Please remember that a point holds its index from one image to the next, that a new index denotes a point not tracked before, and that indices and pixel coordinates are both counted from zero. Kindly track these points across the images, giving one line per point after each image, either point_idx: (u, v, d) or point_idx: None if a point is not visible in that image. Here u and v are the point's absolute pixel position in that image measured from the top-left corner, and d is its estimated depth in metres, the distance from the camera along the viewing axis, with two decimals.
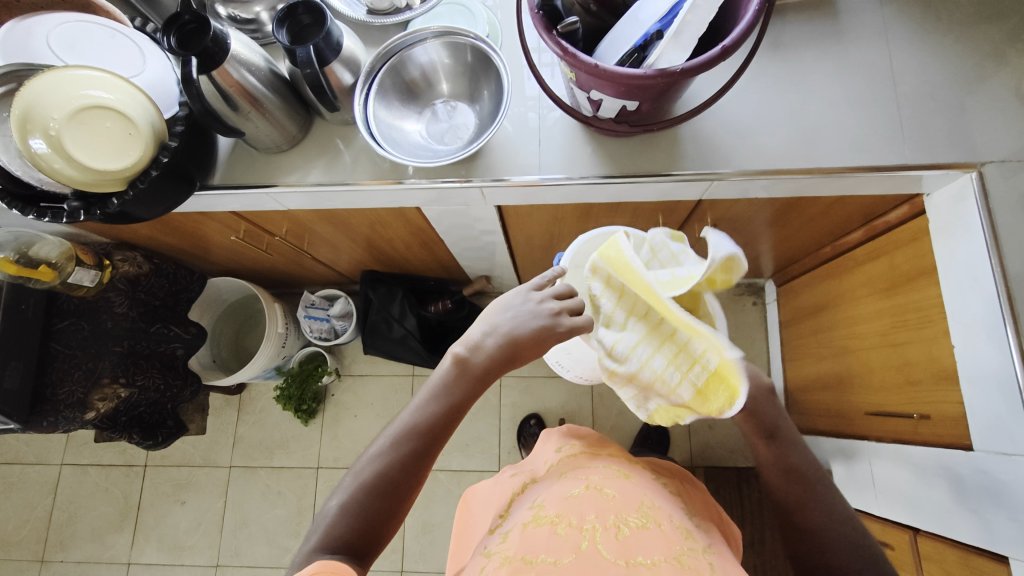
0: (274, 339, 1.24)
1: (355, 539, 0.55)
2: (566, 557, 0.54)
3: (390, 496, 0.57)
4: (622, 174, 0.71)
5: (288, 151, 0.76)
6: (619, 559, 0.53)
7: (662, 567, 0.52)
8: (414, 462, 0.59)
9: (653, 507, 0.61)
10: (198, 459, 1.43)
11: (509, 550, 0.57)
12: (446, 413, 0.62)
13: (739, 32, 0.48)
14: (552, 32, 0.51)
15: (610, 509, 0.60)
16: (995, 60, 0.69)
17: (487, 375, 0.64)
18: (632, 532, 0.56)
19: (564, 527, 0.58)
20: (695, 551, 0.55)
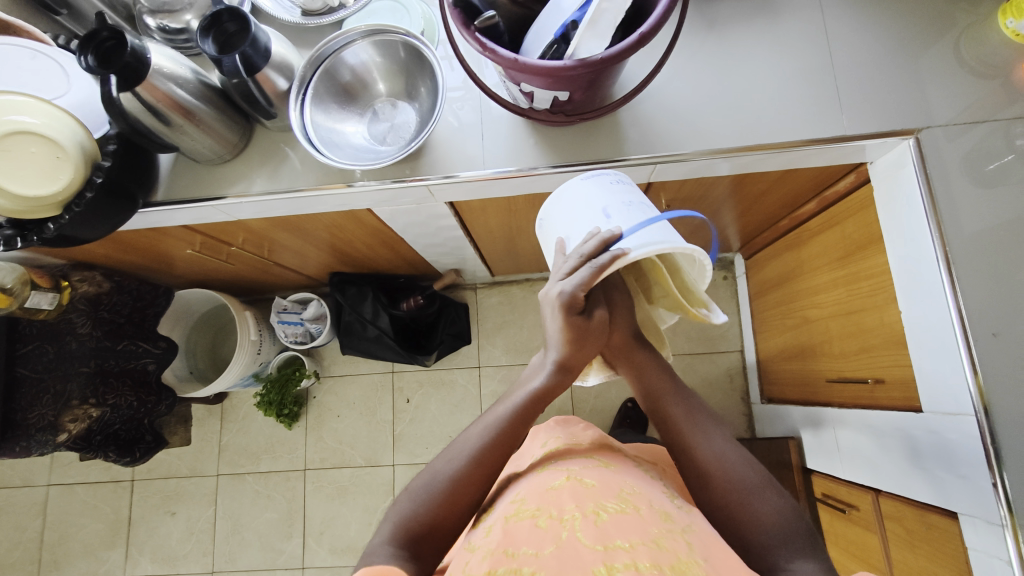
0: (248, 348, 1.23)
1: (420, 531, 0.60)
2: (547, 548, 0.55)
3: (460, 492, 0.62)
4: (565, 164, 0.71)
5: (231, 160, 0.75)
6: (597, 544, 0.54)
7: (640, 552, 0.53)
8: (489, 470, 0.64)
9: (633, 491, 0.62)
10: (185, 469, 1.43)
11: (492, 543, 0.58)
12: (521, 419, 0.68)
13: (656, 18, 0.49)
14: (470, 28, 0.51)
15: (590, 496, 0.61)
16: (927, 25, 0.70)
17: (549, 391, 0.70)
18: (611, 517, 0.58)
19: (545, 519, 0.59)
20: (674, 532, 0.57)
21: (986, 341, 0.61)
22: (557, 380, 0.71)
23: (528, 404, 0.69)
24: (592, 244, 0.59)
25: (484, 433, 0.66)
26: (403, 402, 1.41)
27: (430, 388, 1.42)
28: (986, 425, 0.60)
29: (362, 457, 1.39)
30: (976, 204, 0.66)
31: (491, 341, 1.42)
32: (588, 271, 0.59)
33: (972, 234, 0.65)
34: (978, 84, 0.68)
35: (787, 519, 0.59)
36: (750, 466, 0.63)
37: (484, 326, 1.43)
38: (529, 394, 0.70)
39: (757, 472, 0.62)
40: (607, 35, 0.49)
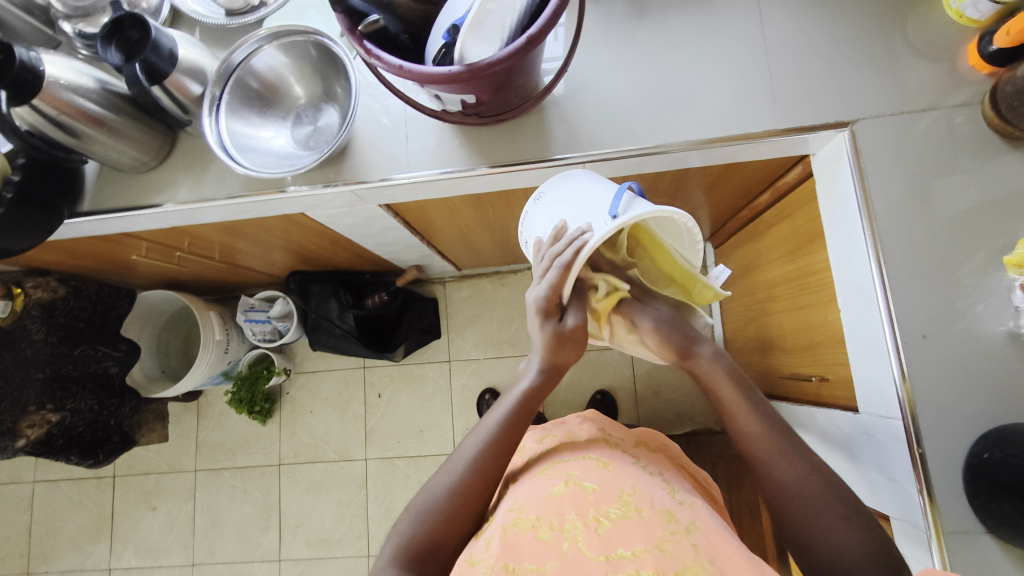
0: (212, 348, 1.24)
1: (426, 553, 0.61)
2: (550, 562, 0.56)
3: (461, 509, 0.63)
4: (489, 165, 0.69)
5: (156, 168, 0.74)
6: (600, 556, 0.55)
7: (643, 560, 0.54)
8: (488, 478, 0.65)
9: (634, 493, 0.63)
10: (164, 465, 1.46)
11: (491, 557, 0.58)
12: (513, 425, 0.67)
13: (545, 19, 0.46)
14: (354, 33, 0.48)
15: (591, 503, 0.62)
16: (869, 8, 0.66)
17: (540, 392, 0.69)
18: (613, 525, 0.59)
19: (546, 531, 0.59)
20: (678, 534, 0.57)
21: (915, 343, 0.59)
22: (543, 382, 0.69)
23: (523, 409, 0.68)
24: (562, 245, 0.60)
25: (479, 444, 0.66)
26: (374, 397, 1.42)
27: (401, 383, 1.42)
28: (911, 429, 0.58)
29: (335, 452, 1.41)
30: (913, 198, 0.62)
31: (461, 335, 1.41)
32: (555, 275, 0.61)
33: (906, 230, 0.62)
34: (919, 71, 0.64)
35: (838, 499, 0.56)
36: (790, 462, 0.59)
37: (453, 320, 1.42)
38: (521, 398, 0.69)
39: (836, 499, 0.56)
40: (494, 40, 0.47)
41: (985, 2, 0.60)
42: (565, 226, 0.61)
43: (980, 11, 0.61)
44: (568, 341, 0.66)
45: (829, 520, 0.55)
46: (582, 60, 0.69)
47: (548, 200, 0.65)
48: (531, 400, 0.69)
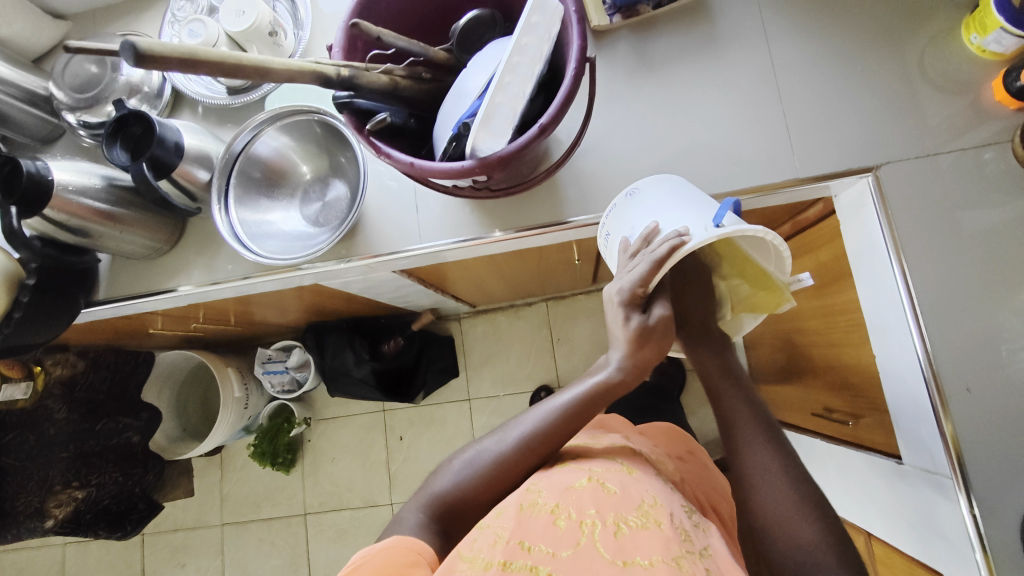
0: (233, 406, 1.23)
1: (451, 508, 0.60)
2: (563, 550, 0.52)
3: (499, 479, 0.61)
4: (504, 231, 0.67)
5: (169, 252, 0.73)
6: (615, 559, 0.51)
7: (658, 568, 0.50)
8: (532, 461, 0.60)
9: (656, 503, 0.58)
10: (191, 520, 1.46)
11: (505, 527, 0.54)
12: (571, 420, 0.60)
13: (556, 106, 0.46)
14: (363, 132, 0.48)
15: (611, 504, 0.57)
16: (883, 47, 0.64)
17: (611, 391, 0.61)
18: (631, 531, 0.54)
19: (563, 518, 0.55)
20: (693, 555, 0.53)
21: (959, 397, 0.57)
22: (617, 383, 0.60)
23: (588, 406, 0.60)
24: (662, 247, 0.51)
25: (531, 424, 0.61)
26: (396, 440, 1.41)
27: (421, 425, 1.41)
28: (963, 489, 0.56)
29: (361, 498, 1.40)
30: (946, 242, 0.60)
31: (479, 373, 1.40)
32: (643, 271, 0.53)
33: (940, 278, 0.60)
34: (944, 109, 0.62)
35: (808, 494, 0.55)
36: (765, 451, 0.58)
37: (470, 357, 1.41)
38: (587, 393, 0.61)
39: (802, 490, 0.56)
40: (505, 133, 0.46)
41: (1008, 38, 0.57)
42: (658, 229, 0.54)
43: (1004, 46, 0.58)
44: (654, 338, 0.58)
45: (789, 504, 0.55)
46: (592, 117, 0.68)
47: (649, 199, 0.56)
48: (601, 397, 0.61)
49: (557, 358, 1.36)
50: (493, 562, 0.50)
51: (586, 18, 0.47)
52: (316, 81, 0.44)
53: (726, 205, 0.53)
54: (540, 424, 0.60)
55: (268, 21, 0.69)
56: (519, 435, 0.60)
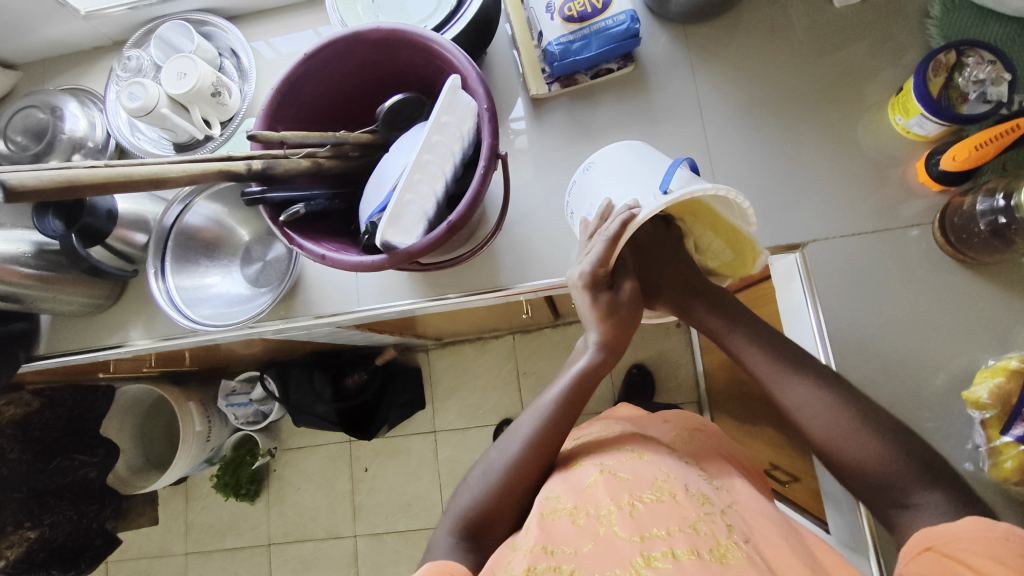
0: (194, 440, 1.23)
1: (481, 523, 0.55)
2: (586, 546, 0.49)
3: (520, 481, 0.57)
4: (441, 297, 0.68)
5: (110, 308, 0.73)
6: (634, 536, 0.49)
7: (677, 538, 0.48)
8: (545, 458, 0.58)
9: (670, 477, 0.55)
10: (155, 549, 1.45)
11: (530, 539, 0.50)
12: (569, 404, 0.59)
13: (466, 204, 0.47)
14: (277, 222, 0.48)
15: (624, 487, 0.54)
16: (814, 124, 0.65)
17: (600, 367, 0.60)
18: (647, 507, 0.51)
19: (582, 517, 0.52)
20: (713, 516, 0.51)
21: None
22: (605, 357, 0.60)
23: (581, 388, 0.60)
24: (615, 226, 0.51)
25: (534, 420, 0.59)
26: (361, 471, 1.41)
27: (387, 456, 1.41)
28: None
29: (325, 530, 1.39)
30: (869, 321, 0.61)
31: (445, 405, 1.40)
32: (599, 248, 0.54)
33: (863, 357, 0.60)
34: (870, 188, 0.63)
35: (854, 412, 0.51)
36: (794, 378, 0.53)
37: (437, 389, 1.41)
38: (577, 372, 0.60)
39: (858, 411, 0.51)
40: (415, 230, 0.47)
41: (930, 123, 0.57)
42: (612, 204, 0.54)
43: (926, 129, 0.59)
44: (630, 308, 0.59)
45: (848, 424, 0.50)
46: (530, 185, 0.68)
47: (600, 173, 0.57)
48: (590, 379, 0.60)
49: (522, 391, 1.36)
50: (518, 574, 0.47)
51: (497, 116, 0.47)
52: (224, 179, 0.44)
53: (673, 164, 0.52)
54: (542, 420, 0.59)
55: (211, 82, 0.69)
56: (525, 435, 0.58)
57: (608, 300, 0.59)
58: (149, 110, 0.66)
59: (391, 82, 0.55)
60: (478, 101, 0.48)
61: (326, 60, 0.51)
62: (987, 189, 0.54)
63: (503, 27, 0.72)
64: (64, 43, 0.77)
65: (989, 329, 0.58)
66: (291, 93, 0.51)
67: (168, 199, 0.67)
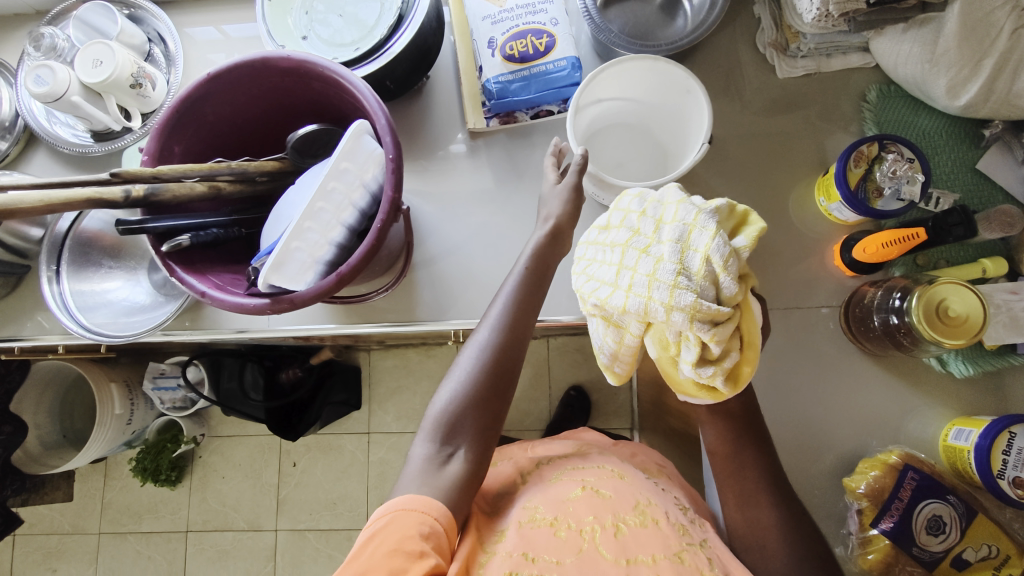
0: (112, 422, 1.19)
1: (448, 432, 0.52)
2: (567, 558, 0.53)
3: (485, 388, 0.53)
4: (355, 324, 0.66)
5: (4, 298, 0.69)
6: (619, 560, 0.52)
7: (662, 566, 0.52)
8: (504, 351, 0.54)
9: (651, 502, 0.59)
10: (67, 526, 1.41)
11: (508, 545, 0.54)
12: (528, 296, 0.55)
13: (357, 258, 0.45)
14: (159, 250, 0.45)
15: (608, 509, 0.57)
16: (746, 191, 0.64)
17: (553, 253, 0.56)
18: (630, 531, 0.55)
19: (563, 529, 0.55)
20: (693, 546, 0.55)
21: None
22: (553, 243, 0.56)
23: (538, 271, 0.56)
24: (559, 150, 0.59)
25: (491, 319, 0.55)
26: (289, 466, 1.39)
27: (317, 453, 1.39)
28: None
29: (245, 521, 1.37)
30: (772, 398, 0.61)
31: (382, 406, 1.39)
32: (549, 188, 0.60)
33: None
34: (789, 263, 0.63)
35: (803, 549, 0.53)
36: (767, 508, 0.54)
37: (375, 390, 1.40)
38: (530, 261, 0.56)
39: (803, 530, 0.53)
40: (302, 277, 0.45)
41: (848, 212, 0.58)
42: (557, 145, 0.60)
43: (845, 216, 0.59)
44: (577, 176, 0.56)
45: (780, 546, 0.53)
46: (458, 220, 0.67)
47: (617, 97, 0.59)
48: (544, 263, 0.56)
49: None
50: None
51: (402, 167, 0.46)
52: (96, 206, 0.42)
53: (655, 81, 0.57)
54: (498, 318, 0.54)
55: (130, 73, 0.65)
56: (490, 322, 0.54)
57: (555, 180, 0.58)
58: (57, 97, 0.62)
59: (306, 108, 0.53)
60: (384, 149, 0.46)
61: (231, 83, 0.48)
62: (886, 286, 0.57)
63: (448, 49, 0.69)
64: None
65: (881, 419, 0.60)
66: (191, 113, 0.48)
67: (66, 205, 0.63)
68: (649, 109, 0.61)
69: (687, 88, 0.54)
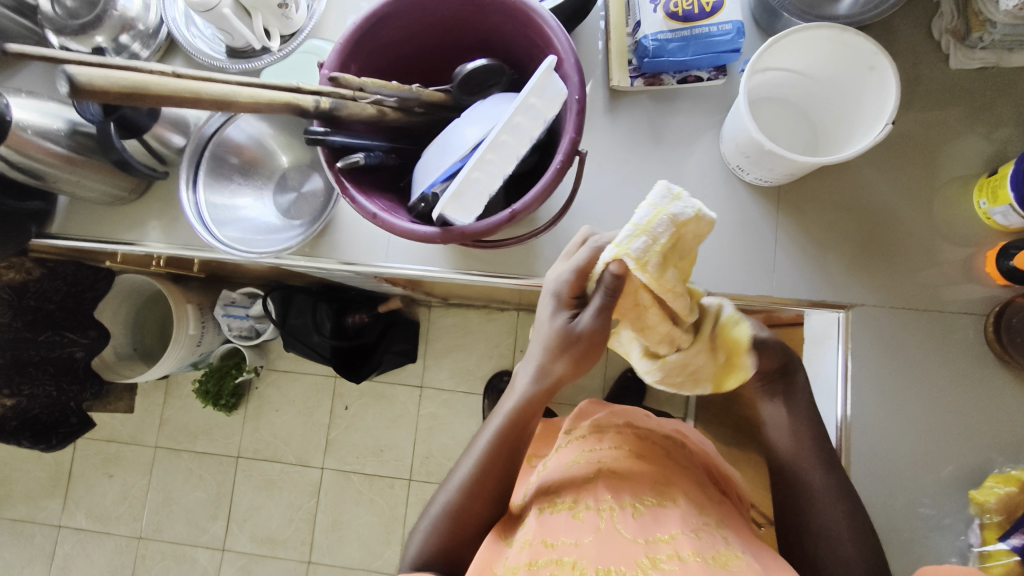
0: (184, 342, 1.22)
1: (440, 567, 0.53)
2: (586, 537, 0.53)
3: (473, 525, 0.55)
4: (471, 272, 0.66)
5: (133, 203, 0.70)
6: (638, 538, 0.52)
7: (680, 542, 0.51)
8: (495, 490, 0.55)
9: (670, 481, 0.59)
10: (126, 436, 1.47)
11: (528, 532, 0.55)
12: (512, 436, 0.54)
13: (532, 197, 0.44)
14: (334, 165, 0.46)
15: (626, 487, 0.58)
16: (894, 184, 0.62)
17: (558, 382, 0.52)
18: (648, 511, 0.55)
19: (582, 510, 0.56)
20: (710, 526, 0.55)
21: None
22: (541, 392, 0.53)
23: (515, 428, 0.54)
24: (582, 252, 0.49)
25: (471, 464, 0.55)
26: (341, 408, 1.42)
27: (369, 399, 1.41)
28: None
29: (294, 455, 1.41)
30: (896, 400, 0.59)
31: (437, 363, 1.40)
32: (585, 254, 0.48)
33: (880, 432, 0.59)
34: (932, 263, 0.60)
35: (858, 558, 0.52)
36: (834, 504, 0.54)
37: (432, 346, 1.41)
38: (512, 409, 0.54)
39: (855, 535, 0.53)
40: (475, 211, 0.44)
41: (1014, 216, 0.56)
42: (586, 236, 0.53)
43: (1008, 221, 0.57)
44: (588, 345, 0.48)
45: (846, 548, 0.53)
46: (587, 179, 0.65)
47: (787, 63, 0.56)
48: (525, 415, 0.54)
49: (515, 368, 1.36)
50: (520, 565, 0.51)
51: (586, 110, 0.44)
52: (289, 112, 0.42)
53: (840, 53, 0.53)
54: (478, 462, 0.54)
55: None
56: (462, 477, 0.54)
57: (564, 326, 0.49)
58: (210, 8, 0.61)
59: (473, 44, 0.52)
60: (570, 89, 0.44)
61: (414, 6, 0.47)
62: None
63: (597, 4, 0.67)
64: None
65: (1011, 436, 0.58)
66: (371, 34, 0.47)
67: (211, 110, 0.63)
68: (815, 84, 0.57)
69: (870, 65, 0.51)
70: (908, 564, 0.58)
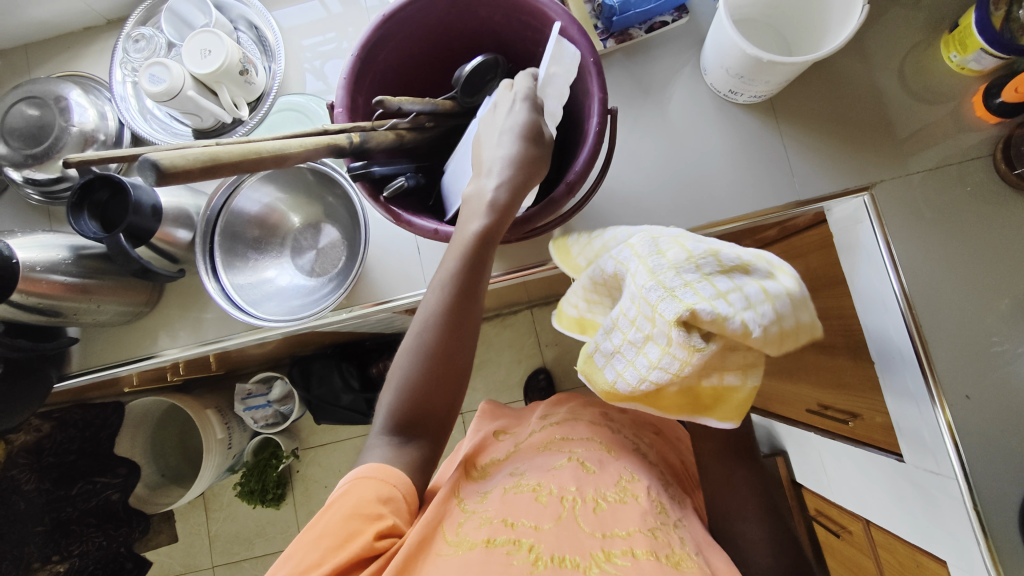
0: (216, 448, 1.16)
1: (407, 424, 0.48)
2: (546, 523, 0.50)
3: (439, 367, 0.47)
4: (512, 271, 0.66)
5: (149, 313, 0.67)
6: (596, 531, 0.50)
7: (637, 539, 0.49)
8: (456, 331, 0.46)
9: (634, 478, 0.57)
10: (178, 567, 1.39)
11: (488, 509, 0.52)
12: (470, 272, 0.44)
13: (581, 164, 0.44)
14: (377, 197, 0.45)
15: (590, 481, 0.55)
16: (867, 64, 0.65)
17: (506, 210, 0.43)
18: (610, 506, 0.53)
19: (545, 495, 0.53)
20: (668, 525, 0.53)
21: (959, 403, 0.61)
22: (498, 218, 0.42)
23: (467, 272, 0.44)
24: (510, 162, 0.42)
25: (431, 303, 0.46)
26: None
27: None
28: (967, 487, 0.59)
29: None
30: (939, 255, 0.63)
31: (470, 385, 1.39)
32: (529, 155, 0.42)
33: (934, 291, 0.62)
34: (926, 124, 0.64)
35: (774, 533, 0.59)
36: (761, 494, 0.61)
37: None
38: (470, 244, 0.43)
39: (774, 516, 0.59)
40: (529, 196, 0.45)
41: (989, 57, 0.59)
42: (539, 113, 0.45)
43: (983, 64, 0.61)
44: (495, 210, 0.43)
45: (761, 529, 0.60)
46: None
47: None
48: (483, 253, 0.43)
49: (547, 364, 1.36)
50: (477, 543, 0.48)
51: (604, 69, 0.45)
52: (329, 154, 0.41)
53: None
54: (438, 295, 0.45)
55: (239, 58, 0.63)
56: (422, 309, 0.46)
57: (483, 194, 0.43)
58: (175, 93, 0.59)
59: (462, 45, 0.52)
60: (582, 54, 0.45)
61: (403, 22, 0.47)
62: None
63: None
64: (50, 24, 0.70)
65: None
66: (370, 61, 0.47)
67: (214, 183, 0.60)
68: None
69: None
70: (1001, 399, 0.61)
